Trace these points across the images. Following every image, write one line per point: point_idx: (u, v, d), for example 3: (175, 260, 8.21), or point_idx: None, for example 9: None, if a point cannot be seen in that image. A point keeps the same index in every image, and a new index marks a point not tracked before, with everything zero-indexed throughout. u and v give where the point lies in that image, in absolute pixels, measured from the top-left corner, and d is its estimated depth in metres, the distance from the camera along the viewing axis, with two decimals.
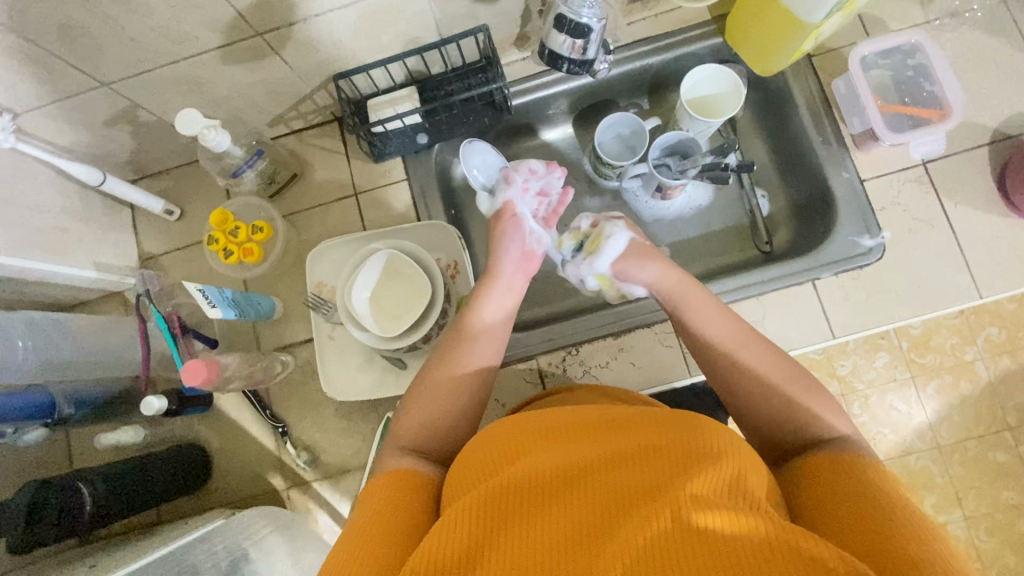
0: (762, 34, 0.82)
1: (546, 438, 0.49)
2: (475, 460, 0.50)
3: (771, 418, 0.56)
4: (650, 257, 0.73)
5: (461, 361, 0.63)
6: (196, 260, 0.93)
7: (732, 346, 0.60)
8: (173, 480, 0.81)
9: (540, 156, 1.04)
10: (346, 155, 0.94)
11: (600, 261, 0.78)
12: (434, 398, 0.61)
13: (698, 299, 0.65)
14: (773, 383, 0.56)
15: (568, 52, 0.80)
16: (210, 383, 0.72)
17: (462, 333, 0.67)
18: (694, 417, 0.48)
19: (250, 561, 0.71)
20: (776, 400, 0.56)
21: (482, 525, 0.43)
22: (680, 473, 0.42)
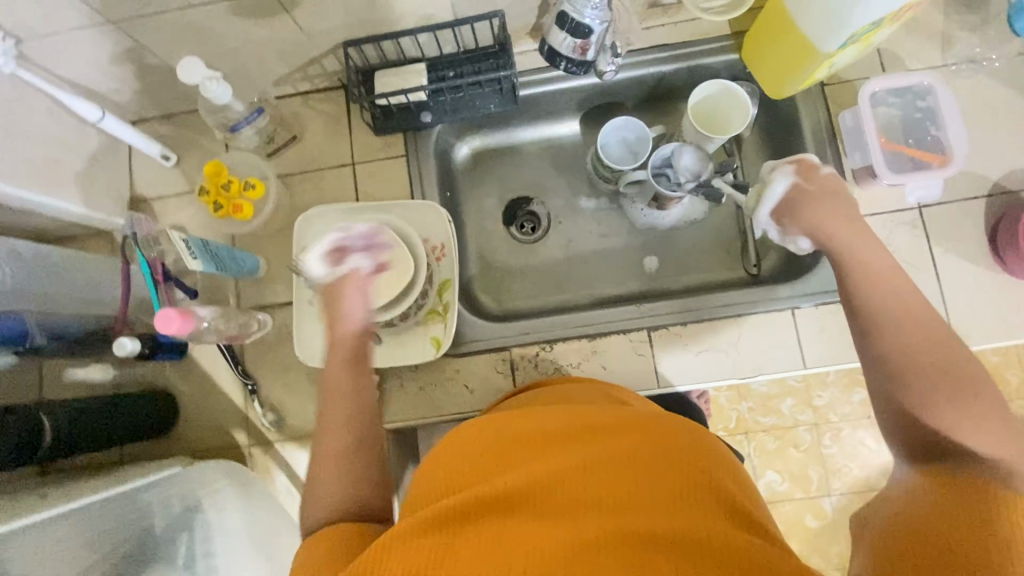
0: (777, 57, 0.82)
1: (513, 443, 0.48)
2: (439, 465, 0.48)
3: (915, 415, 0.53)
4: (828, 207, 0.69)
5: (338, 416, 0.62)
6: (187, 209, 0.93)
7: (904, 329, 0.56)
8: (137, 423, 0.81)
9: (543, 150, 1.05)
10: (348, 124, 0.93)
11: (762, 214, 0.76)
12: (330, 468, 0.58)
13: (885, 274, 0.60)
14: (937, 385, 0.52)
15: (568, 50, 0.82)
16: (184, 333, 0.73)
17: (329, 386, 0.65)
18: (661, 426, 0.48)
19: (200, 513, 0.76)
20: (928, 398, 0.52)
21: (449, 533, 0.40)
22: (656, 482, 0.42)
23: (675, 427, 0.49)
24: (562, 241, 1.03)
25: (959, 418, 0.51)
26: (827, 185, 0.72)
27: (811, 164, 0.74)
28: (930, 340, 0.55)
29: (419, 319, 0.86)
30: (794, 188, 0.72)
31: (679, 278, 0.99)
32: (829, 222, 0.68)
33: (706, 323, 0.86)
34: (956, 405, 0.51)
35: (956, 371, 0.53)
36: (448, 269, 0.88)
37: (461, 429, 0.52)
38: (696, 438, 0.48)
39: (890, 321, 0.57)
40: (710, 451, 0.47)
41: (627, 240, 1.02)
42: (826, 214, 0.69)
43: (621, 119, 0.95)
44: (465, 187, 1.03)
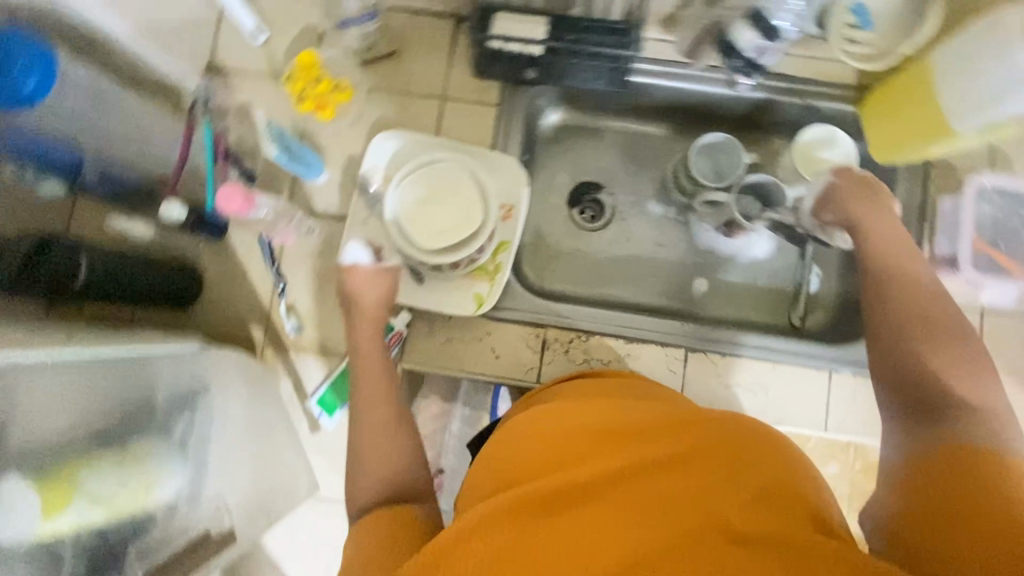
0: (898, 123, 0.81)
1: (584, 441, 0.51)
2: (510, 457, 0.52)
3: (913, 380, 0.59)
4: (865, 203, 0.74)
5: (379, 400, 0.70)
6: (262, 91, 0.89)
7: (914, 320, 0.62)
8: (163, 290, 0.79)
9: (627, 143, 1.02)
10: (449, 56, 0.90)
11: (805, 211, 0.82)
12: (378, 446, 0.67)
13: (904, 275, 0.66)
14: (935, 357, 0.59)
15: (749, 49, 0.80)
16: (243, 213, 0.72)
17: (361, 359, 0.74)
18: (712, 425, 0.51)
19: (205, 395, 0.75)
20: (932, 367, 0.58)
21: (527, 525, 0.43)
22: (727, 485, 0.45)
23: (725, 426, 0.51)
24: (619, 238, 1.01)
25: (946, 369, 0.57)
26: (873, 182, 0.76)
27: (845, 166, 0.79)
28: (933, 325, 0.61)
29: (467, 272, 0.85)
30: (830, 187, 0.78)
31: (722, 308, 0.98)
32: (871, 218, 0.72)
33: (743, 358, 0.86)
34: (954, 368, 0.57)
35: (957, 348, 0.59)
36: (511, 232, 0.85)
37: (528, 420, 0.55)
38: (768, 441, 0.50)
39: (898, 326, 0.62)
40: (779, 454, 0.49)
41: (684, 256, 1.00)
42: (869, 213, 0.73)
43: (715, 135, 0.93)
44: (541, 156, 1.01)
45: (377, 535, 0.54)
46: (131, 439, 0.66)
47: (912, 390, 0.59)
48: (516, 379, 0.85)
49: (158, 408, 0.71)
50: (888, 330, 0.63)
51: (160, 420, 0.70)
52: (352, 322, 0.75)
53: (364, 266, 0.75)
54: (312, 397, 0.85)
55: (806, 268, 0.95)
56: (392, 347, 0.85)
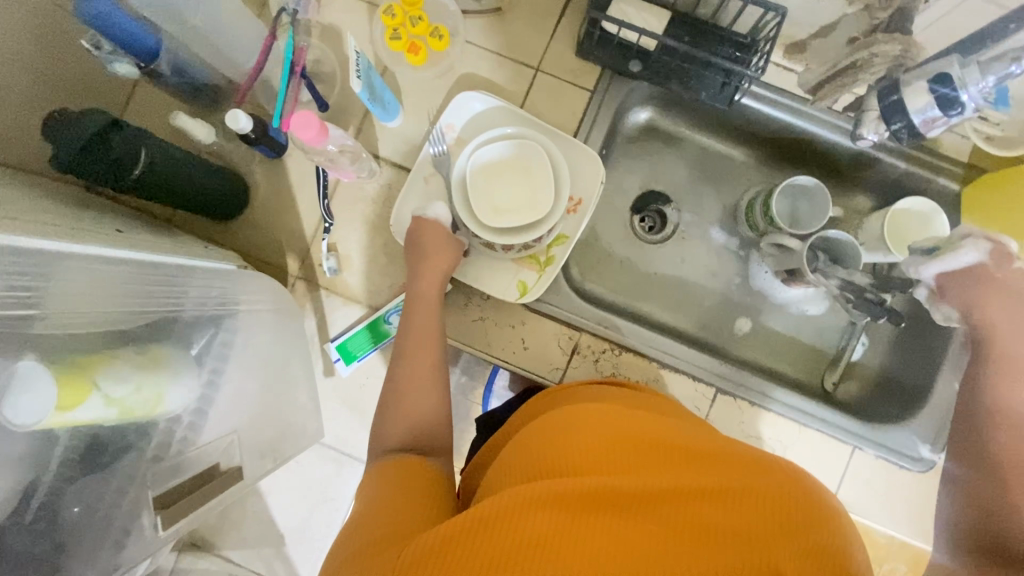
0: (1007, 211, 0.76)
1: (630, 449, 0.53)
2: (552, 444, 0.55)
3: (980, 502, 0.51)
4: (1002, 302, 0.62)
5: (411, 360, 0.69)
6: (353, 15, 0.84)
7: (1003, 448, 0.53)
8: (209, 201, 0.76)
9: (709, 161, 0.97)
10: (554, 26, 0.85)
11: (926, 269, 0.68)
12: (406, 400, 0.66)
13: (997, 387, 0.57)
14: (1007, 478, 0.51)
15: (918, 119, 0.63)
16: (315, 141, 0.67)
17: (415, 303, 0.74)
18: (748, 465, 0.52)
19: (231, 318, 0.74)
20: (993, 489, 0.51)
21: (568, 517, 0.46)
22: (776, 529, 0.46)
23: (762, 468, 0.52)
24: (674, 257, 0.97)
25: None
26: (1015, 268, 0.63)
27: (1008, 252, 0.63)
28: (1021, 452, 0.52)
29: (519, 257, 0.82)
30: (977, 268, 0.64)
31: (758, 354, 0.95)
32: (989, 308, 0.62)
33: (768, 410, 0.84)
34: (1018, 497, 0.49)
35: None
36: (573, 227, 0.82)
37: (578, 416, 0.58)
38: (815, 493, 0.50)
39: (998, 427, 0.55)
40: (831, 509, 0.49)
41: (733, 291, 0.97)
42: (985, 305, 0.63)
43: (807, 179, 0.88)
44: (618, 153, 0.96)
45: (390, 490, 0.56)
46: (154, 346, 0.64)
47: (971, 510, 0.51)
48: (541, 375, 0.83)
49: (183, 321, 0.68)
50: (967, 452, 0.55)
51: (184, 333, 0.69)
52: (413, 268, 0.76)
53: (440, 224, 0.77)
54: (332, 342, 0.83)
55: (854, 335, 0.91)
56: None
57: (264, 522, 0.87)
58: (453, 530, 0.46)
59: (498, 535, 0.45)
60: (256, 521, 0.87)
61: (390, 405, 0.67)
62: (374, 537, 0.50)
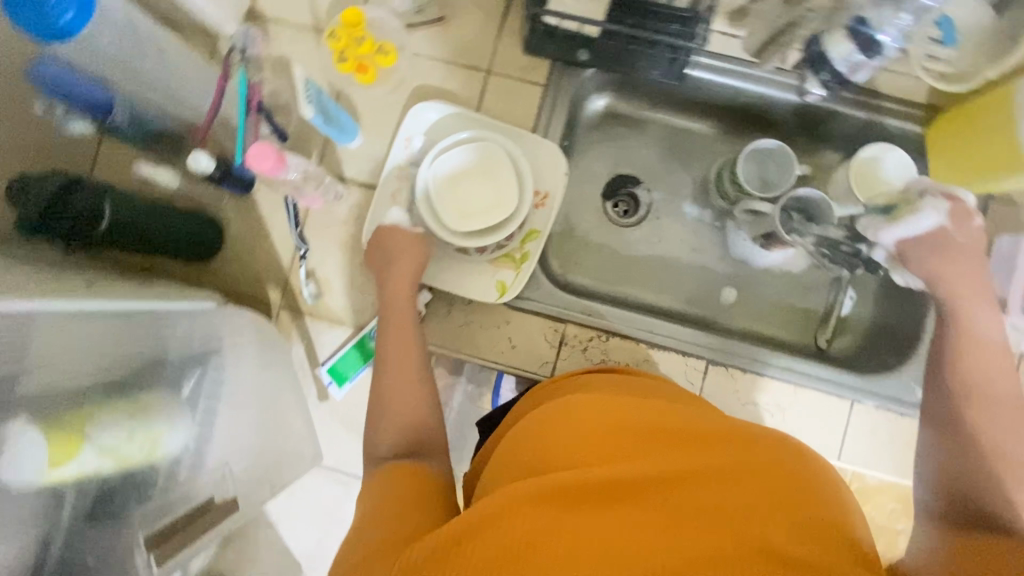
0: (970, 152, 0.76)
1: (623, 438, 0.54)
2: (546, 441, 0.55)
3: (952, 471, 0.52)
4: (951, 263, 0.63)
5: (395, 367, 0.70)
6: (303, 45, 0.86)
7: (980, 425, 0.53)
8: (182, 245, 0.78)
9: (674, 138, 0.97)
10: (500, 27, 0.86)
11: (886, 234, 0.66)
12: (397, 407, 0.67)
13: (972, 341, 0.58)
14: (980, 441, 0.52)
15: (842, 66, 0.75)
16: (276, 171, 0.68)
17: (393, 315, 0.74)
18: (739, 447, 0.53)
19: (218, 355, 0.75)
20: (980, 475, 0.50)
21: (563, 513, 0.46)
22: (767, 507, 0.48)
23: (753, 448, 0.53)
24: (651, 237, 0.97)
25: (994, 455, 0.51)
26: (969, 231, 0.63)
27: (967, 209, 0.63)
28: (1002, 434, 0.52)
29: (493, 258, 0.83)
30: (941, 231, 0.63)
31: (748, 322, 0.95)
32: (953, 259, 0.63)
33: (762, 376, 0.84)
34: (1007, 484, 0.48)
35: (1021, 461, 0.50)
36: (542, 221, 0.83)
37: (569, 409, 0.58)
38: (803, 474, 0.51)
39: (969, 385, 0.56)
40: (818, 487, 0.51)
41: (713, 263, 0.97)
42: (951, 254, 0.63)
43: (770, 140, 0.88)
44: (581, 143, 0.97)
45: (389, 500, 0.56)
46: (145, 392, 0.65)
47: (959, 505, 0.50)
48: (531, 371, 0.83)
49: (170, 363, 0.70)
50: (949, 431, 0.54)
51: (173, 375, 0.70)
52: (383, 278, 0.76)
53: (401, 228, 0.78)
54: (323, 366, 0.84)
55: (840, 289, 0.92)
56: None
57: (279, 551, 0.88)
58: (450, 533, 0.47)
59: (496, 536, 0.45)
60: (272, 551, 0.88)
61: (376, 420, 0.67)
62: (376, 550, 0.50)
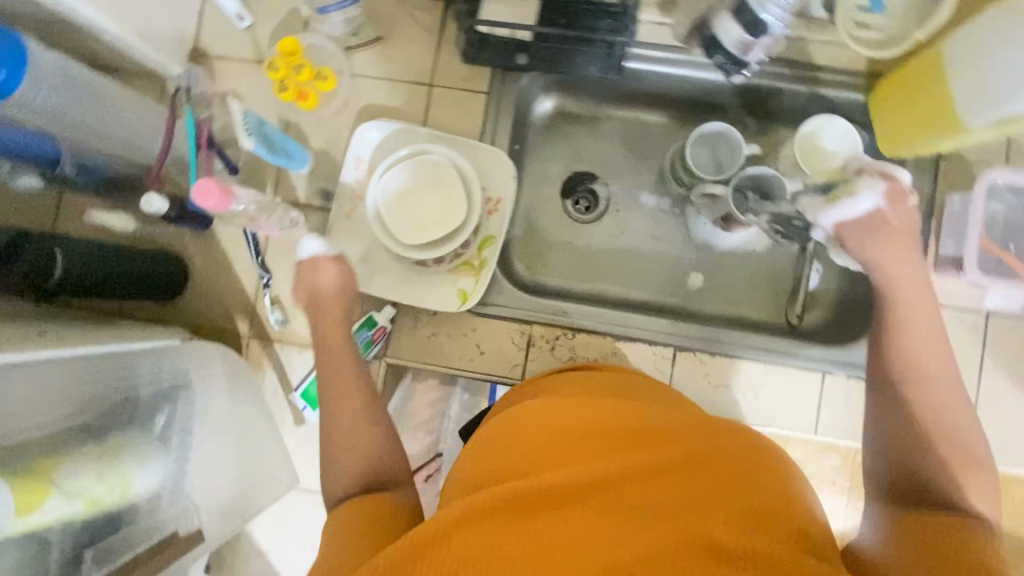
0: (908, 116, 0.76)
1: (574, 443, 0.53)
2: (500, 454, 0.55)
3: (895, 448, 0.52)
4: (886, 243, 0.62)
5: (342, 395, 0.68)
6: (248, 77, 0.88)
7: (919, 399, 0.53)
8: (145, 287, 0.80)
9: (626, 130, 0.98)
10: (437, 40, 0.87)
11: (828, 216, 0.65)
12: (345, 445, 0.64)
13: (911, 316, 0.57)
14: (919, 415, 0.52)
15: (731, 45, 0.75)
16: (218, 208, 0.70)
17: (327, 345, 0.73)
18: (693, 443, 0.54)
19: (187, 390, 0.76)
20: (931, 455, 0.50)
21: (516, 521, 0.46)
22: (714, 501, 0.48)
23: (707, 445, 0.54)
24: (614, 230, 0.98)
25: (932, 432, 0.51)
26: (903, 214, 0.63)
27: (903, 191, 0.63)
28: (938, 408, 0.52)
29: (452, 266, 0.83)
30: (879, 213, 0.63)
31: (718, 306, 0.95)
32: (894, 239, 0.62)
33: (732, 358, 0.85)
34: (957, 466, 0.50)
35: (965, 441, 0.51)
36: (497, 226, 0.84)
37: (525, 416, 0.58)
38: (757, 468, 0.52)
39: (908, 357, 0.55)
40: (766, 476, 0.51)
41: (678, 250, 0.97)
42: (890, 233, 0.63)
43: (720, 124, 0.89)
44: (534, 145, 0.98)
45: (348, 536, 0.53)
46: (114, 433, 0.67)
47: (902, 482, 0.51)
48: (501, 375, 0.84)
49: (141, 401, 0.71)
50: (892, 405, 0.54)
51: (144, 414, 0.71)
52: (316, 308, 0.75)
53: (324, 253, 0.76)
54: (296, 390, 0.85)
55: (807, 263, 0.90)
56: (377, 342, 0.84)
57: None
58: (396, 556, 0.44)
59: (448, 549, 0.45)
60: None
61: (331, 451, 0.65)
62: None
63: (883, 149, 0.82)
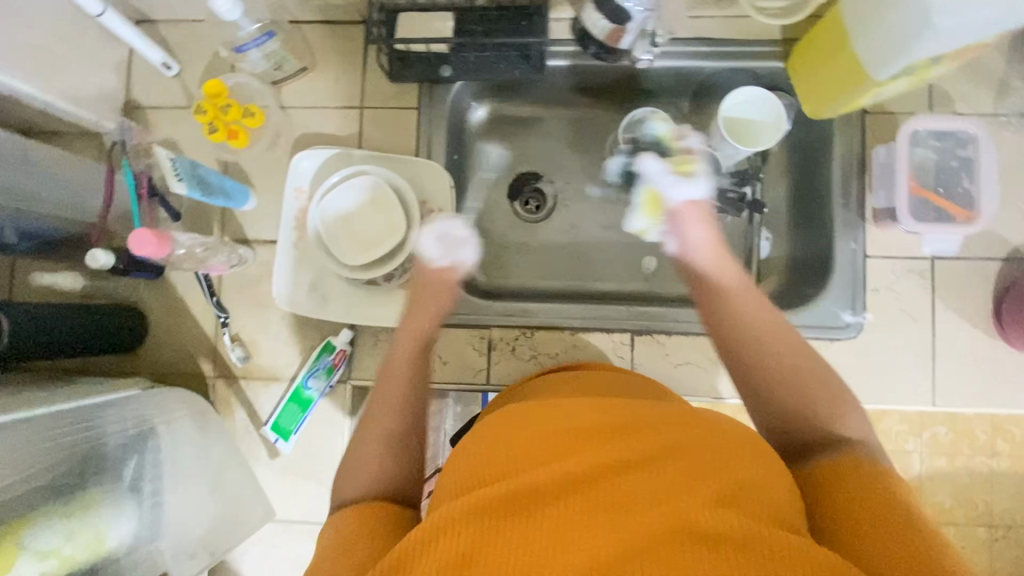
0: (824, 76, 0.76)
1: (554, 441, 0.52)
2: (481, 455, 0.53)
3: (773, 406, 0.59)
4: (703, 226, 0.74)
5: (395, 402, 0.65)
6: (183, 123, 0.89)
7: (769, 357, 0.59)
8: (104, 340, 0.81)
9: (563, 126, 0.99)
10: (363, 64, 0.88)
11: (675, 191, 0.77)
12: (360, 458, 0.61)
13: (740, 289, 0.66)
14: (775, 370, 0.59)
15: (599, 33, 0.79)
16: (159, 255, 0.70)
17: (396, 356, 0.71)
18: (679, 431, 0.53)
19: (155, 437, 0.77)
20: (807, 406, 0.57)
21: (500, 523, 0.45)
22: (695, 483, 0.47)
23: (695, 431, 0.53)
24: (564, 226, 0.99)
25: (790, 382, 0.58)
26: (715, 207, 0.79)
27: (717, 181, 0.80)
28: (785, 360, 0.59)
29: (404, 282, 0.85)
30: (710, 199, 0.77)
31: (676, 285, 0.95)
32: (708, 218, 0.75)
33: (690, 335, 0.85)
34: (828, 405, 0.57)
35: (824, 380, 0.58)
36: (442, 236, 0.85)
37: (510, 420, 0.56)
38: (745, 452, 0.51)
39: (750, 323, 0.62)
40: (754, 458, 0.51)
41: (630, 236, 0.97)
42: (706, 216, 0.75)
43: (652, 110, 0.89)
44: (474, 152, 0.99)
45: (350, 535, 0.53)
46: (85, 489, 0.67)
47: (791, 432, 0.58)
48: (466, 381, 0.86)
49: (109, 453, 0.72)
50: (751, 371, 0.60)
51: (114, 467, 0.72)
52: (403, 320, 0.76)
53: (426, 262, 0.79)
54: (266, 424, 0.85)
55: (754, 231, 0.88)
56: (339, 366, 0.85)
57: None
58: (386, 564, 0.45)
59: (435, 555, 0.44)
60: None
61: (351, 456, 0.63)
62: None
63: (807, 114, 0.83)
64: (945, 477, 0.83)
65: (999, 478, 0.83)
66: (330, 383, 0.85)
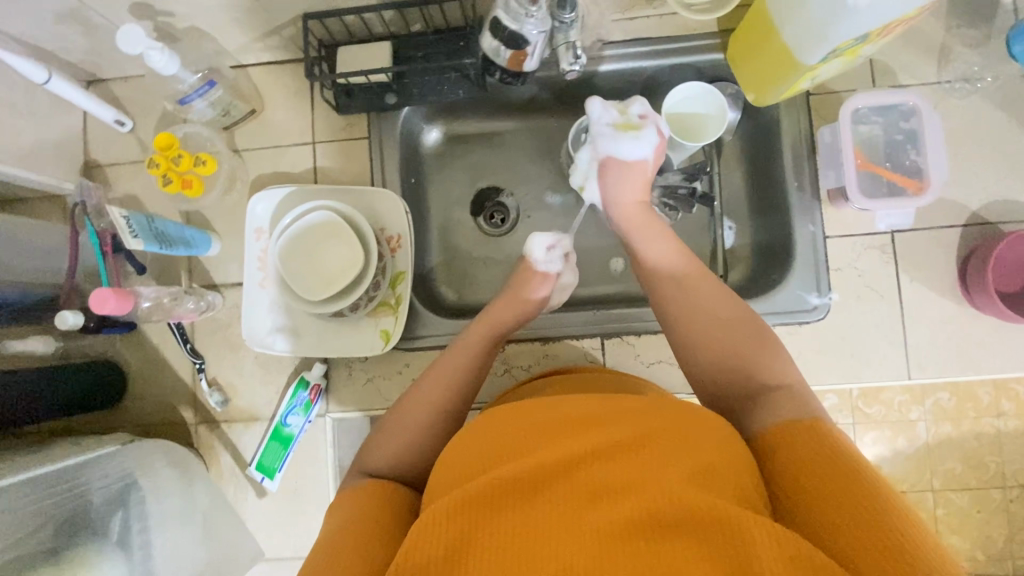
0: (758, 64, 0.77)
1: (539, 432, 0.52)
2: (467, 451, 0.53)
3: (717, 359, 0.64)
4: (635, 185, 0.78)
5: (441, 381, 0.71)
6: (142, 177, 0.91)
7: (705, 314, 0.67)
8: (83, 399, 0.82)
9: (517, 137, 1.00)
10: (310, 101, 0.90)
11: (604, 146, 0.78)
12: (385, 442, 0.68)
13: (679, 248, 0.74)
14: (714, 323, 0.66)
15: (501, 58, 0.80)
16: (121, 313, 0.72)
17: (457, 344, 0.76)
18: (659, 416, 0.53)
19: (138, 490, 0.78)
20: (748, 354, 0.62)
21: (483, 517, 0.45)
22: (669, 467, 0.47)
23: (675, 415, 0.53)
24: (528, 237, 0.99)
25: (730, 336, 0.64)
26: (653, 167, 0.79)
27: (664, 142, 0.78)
28: (720, 317, 0.66)
29: (370, 310, 0.85)
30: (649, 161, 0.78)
31: None
32: (633, 180, 0.78)
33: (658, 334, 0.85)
34: (766, 353, 0.62)
35: (760, 333, 0.64)
36: (404, 261, 0.86)
37: (494, 414, 0.57)
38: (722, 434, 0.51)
39: (692, 285, 0.70)
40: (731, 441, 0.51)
41: (595, 239, 0.97)
42: (632, 177, 0.78)
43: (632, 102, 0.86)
44: (432, 173, 1.00)
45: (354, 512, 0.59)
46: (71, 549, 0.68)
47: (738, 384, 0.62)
48: None
49: (95, 510, 0.73)
50: (691, 326, 0.67)
51: (99, 523, 0.72)
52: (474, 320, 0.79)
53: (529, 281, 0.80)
54: (250, 464, 0.86)
55: (716, 223, 0.88)
56: (315, 401, 0.86)
57: None
58: None
59: (421, 552, 0.45)
60: None
61: (377, 439, 0.69)
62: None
63: (752, 100, 0.83)
64: (949, 443, 0.83)
65: (1002, 438, 0.83)
66: (309, 419, 0.86)
